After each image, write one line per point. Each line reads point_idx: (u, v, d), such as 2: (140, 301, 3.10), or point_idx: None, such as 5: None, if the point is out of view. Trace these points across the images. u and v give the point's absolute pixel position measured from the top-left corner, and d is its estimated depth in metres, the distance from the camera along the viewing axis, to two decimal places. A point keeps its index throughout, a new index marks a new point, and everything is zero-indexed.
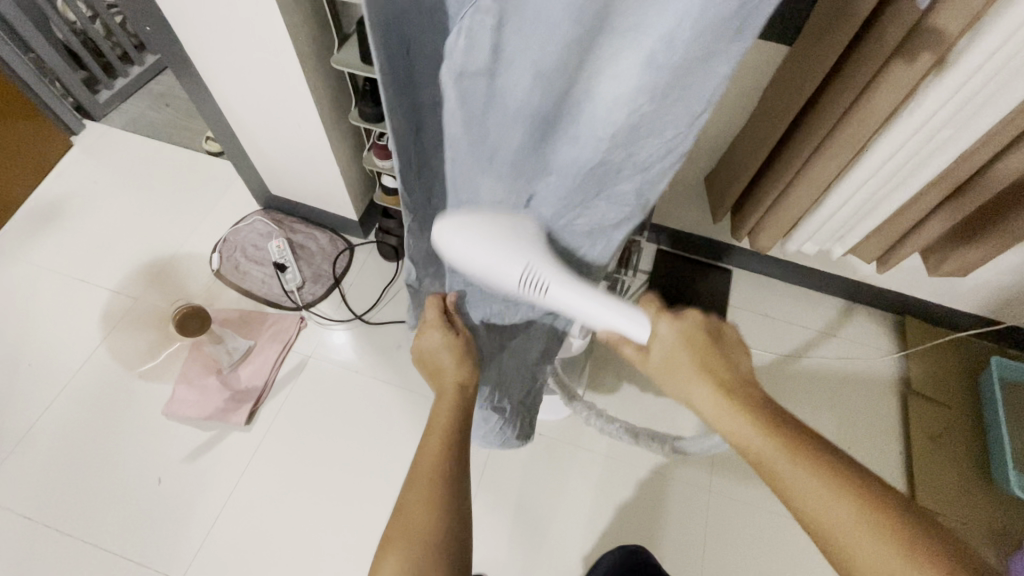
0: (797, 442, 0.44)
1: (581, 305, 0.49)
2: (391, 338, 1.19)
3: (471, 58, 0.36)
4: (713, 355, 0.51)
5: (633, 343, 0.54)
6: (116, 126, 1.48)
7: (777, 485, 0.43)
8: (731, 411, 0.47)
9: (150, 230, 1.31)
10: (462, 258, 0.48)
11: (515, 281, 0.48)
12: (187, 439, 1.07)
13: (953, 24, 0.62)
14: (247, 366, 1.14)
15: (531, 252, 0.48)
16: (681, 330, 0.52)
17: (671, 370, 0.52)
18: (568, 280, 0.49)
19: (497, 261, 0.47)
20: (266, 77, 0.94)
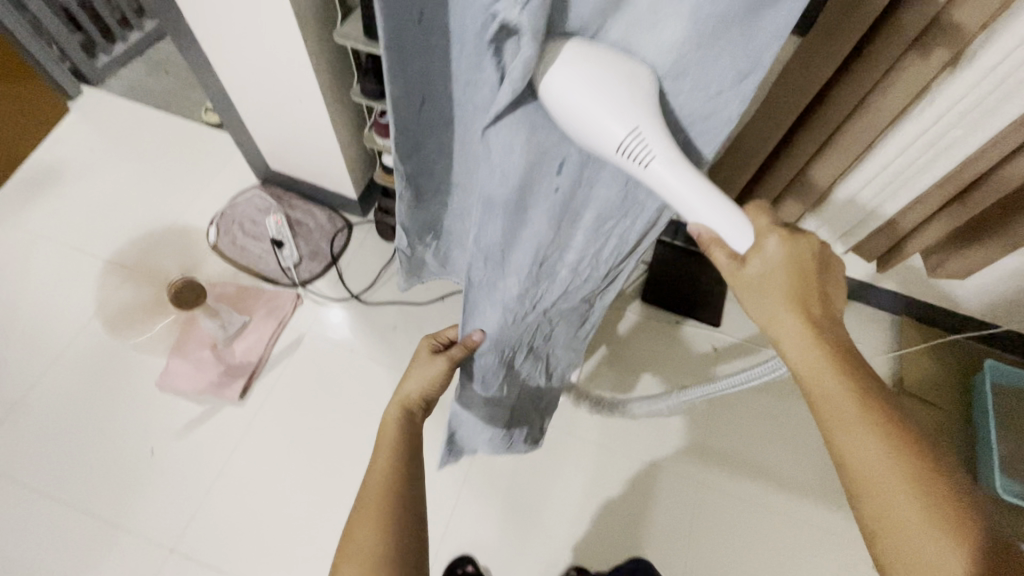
0: (868, 396, 0.45)
1: (681, 191, 0.41)
2: (387, 319, 1.18)
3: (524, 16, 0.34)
4: (813, 290, 0.48)
5: (727, 250, 0.47)
6: (115, 93, 1.46)
7: (833, 430, 0.46)
8: (818, 354, 0.47)
9: (147, 201, 1.29)
10: (566, 97, 0.38)
11: (614, 146, 0.39)
12: (180, 412, 1.08)
13: (970, 21, 0.60)
14: (242, 341, 1.14)
15: (646, 108, 0.39)
16: (789, 250, 0.47)
17: (762, 295, 0.48)
18: (675, 159, 0.40)
19: (599, 113, 0.38)
20: (268, 49, 0.93)
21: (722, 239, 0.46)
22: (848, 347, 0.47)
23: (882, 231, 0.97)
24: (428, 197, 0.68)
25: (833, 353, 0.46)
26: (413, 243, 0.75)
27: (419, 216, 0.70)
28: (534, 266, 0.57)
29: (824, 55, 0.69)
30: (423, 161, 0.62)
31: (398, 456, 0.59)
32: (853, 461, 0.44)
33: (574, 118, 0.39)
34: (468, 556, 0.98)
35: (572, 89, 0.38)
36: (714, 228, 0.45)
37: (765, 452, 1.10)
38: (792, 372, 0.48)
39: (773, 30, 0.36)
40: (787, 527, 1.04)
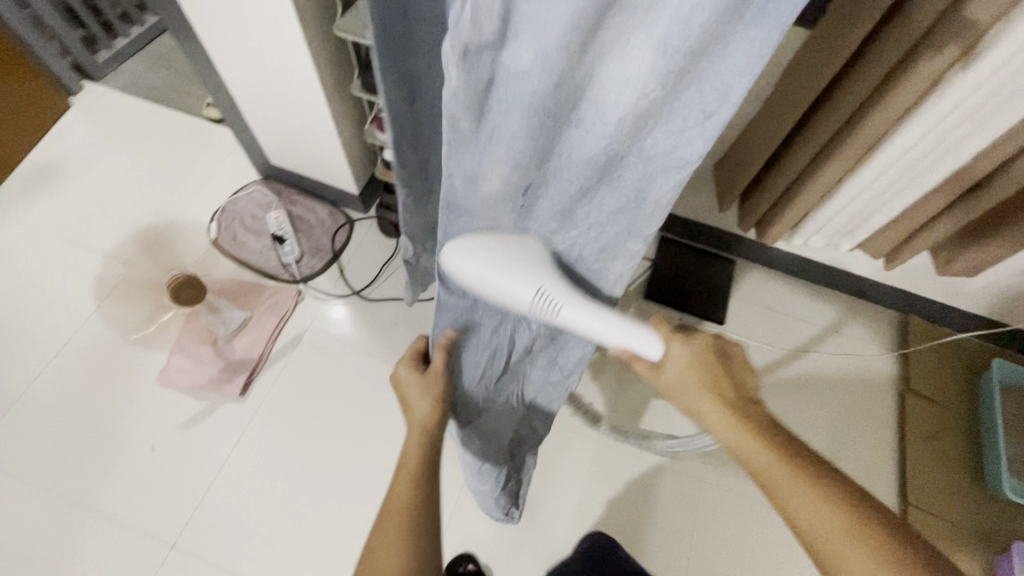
0: (797, 462, 0.46)
1: (591, 327, 0.52)
2: (388, 315, 1.18)
3: (478, 30, 0.32)
4: (721, 375, 0.54)
5: (644, 360, 0.55)
6: (116, 88, 1.45)
7: (776, 500, 0.46)
8: (741, 432, 0.49)
9: (148, 196, 1.29)
10: (475, 281, 0.51)
11: (528, 302, 0.51)
12: (181, 408, 1.07)
13: (986, 14, 0.58)
14: (243, 338, 1.14)
15: (543, 274, 0.51)
16: (691, 348, 0.54)
17: (684, 390, 0.54)
18: (582, 304, 0.52)
19: (505, 286, 0.50)
20: (267, 42, 0.91)
21: (640, 352, 0.54)
22: (769, 422, 0.50)
23: (889, 228, 0.95)
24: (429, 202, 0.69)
25: (753, 426, 0.49)
26: (418, 251, 0.75)
27: (420, 222, 0.71)
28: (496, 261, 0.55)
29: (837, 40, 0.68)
30: (420, 162, 0.63)
31: (420, 483, 0.58)
32: (806, 526, 0.44)
33: (491, 290, 0.51)
34: (468, 554, 0.98)
35: (475, 274, 0.51)
36: (625, 344, 0.53)
37: None
38: (727, 451, 0.50)
39: (736, 68, 0.34)
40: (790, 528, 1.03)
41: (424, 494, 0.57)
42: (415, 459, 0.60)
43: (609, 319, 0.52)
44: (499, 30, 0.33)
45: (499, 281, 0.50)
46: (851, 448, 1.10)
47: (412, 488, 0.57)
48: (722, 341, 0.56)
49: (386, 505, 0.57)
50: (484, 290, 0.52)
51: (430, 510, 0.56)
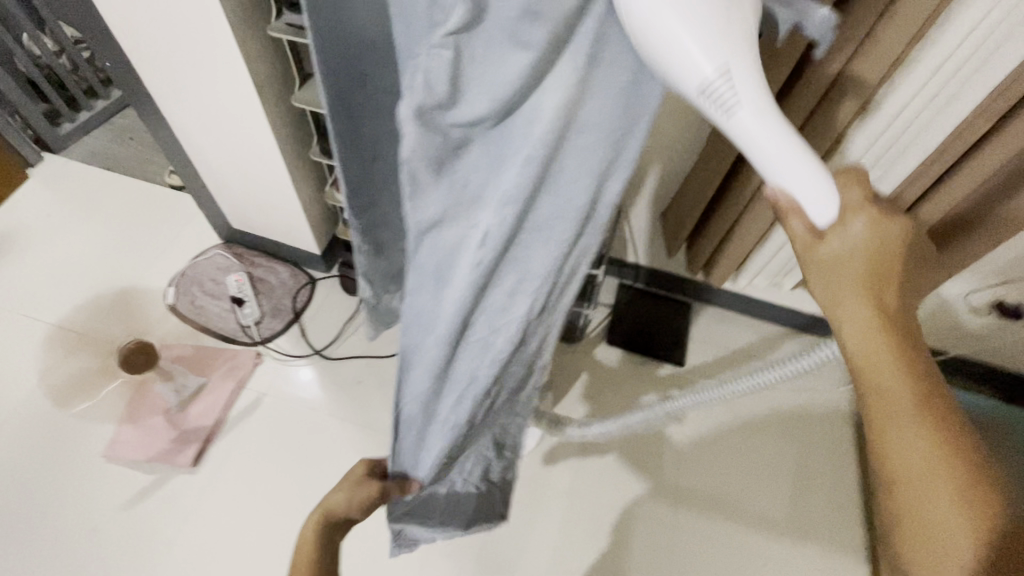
0: (933, 398, 0.38)
1: (760, 144, 0.35)
2: (351, 373, 1.16)
3: (434, 91, 0.36)
4: (894, 275, 0.40)
5: (804, 218, 0.40)
6: (77, 159, 1.46)
7: (876, 421, 0.39)
8: (883, 344, 0.39)
9: (103, 263, 1.27)
10: (649, 19, 0.31)
11: (699, 83, 0.33)
12: (128, 484, 1.01)
13: (873, 73, 0.68)
14: (198, 405, 1.10)
15: (743, 49, 0.33)
16: (874, 227, 0.39)
17: (826, 274, 0.40)
18: (764, 110, 0.34)
19: (693, 43, 0.31)
20: (227, 113, 0.96)
21: (802, 211, 0.39)
22: (920, 344, 0.40)
23: None
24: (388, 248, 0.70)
25: (904, 344, 0.39)
26: (379, 293, 0.75)
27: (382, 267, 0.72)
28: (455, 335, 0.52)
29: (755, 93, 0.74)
30: (379, 216, 0.65)
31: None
32: (897, 455, 0.39)
33: (664, 50, 0.32)
34: None
35: (651, 16, 0.31)
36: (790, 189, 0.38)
37: (738, 490, 1.09)
38: (843, 354, 0.41)
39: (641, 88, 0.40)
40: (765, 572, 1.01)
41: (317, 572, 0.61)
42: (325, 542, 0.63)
43: (798, 152, 0.36)
44: (450, 86, 0.37)
45: (683, 33, 0.31)
46: (818, 483, 1.10)
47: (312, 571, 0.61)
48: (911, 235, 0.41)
49: None
50: (649, 50, 0.32)
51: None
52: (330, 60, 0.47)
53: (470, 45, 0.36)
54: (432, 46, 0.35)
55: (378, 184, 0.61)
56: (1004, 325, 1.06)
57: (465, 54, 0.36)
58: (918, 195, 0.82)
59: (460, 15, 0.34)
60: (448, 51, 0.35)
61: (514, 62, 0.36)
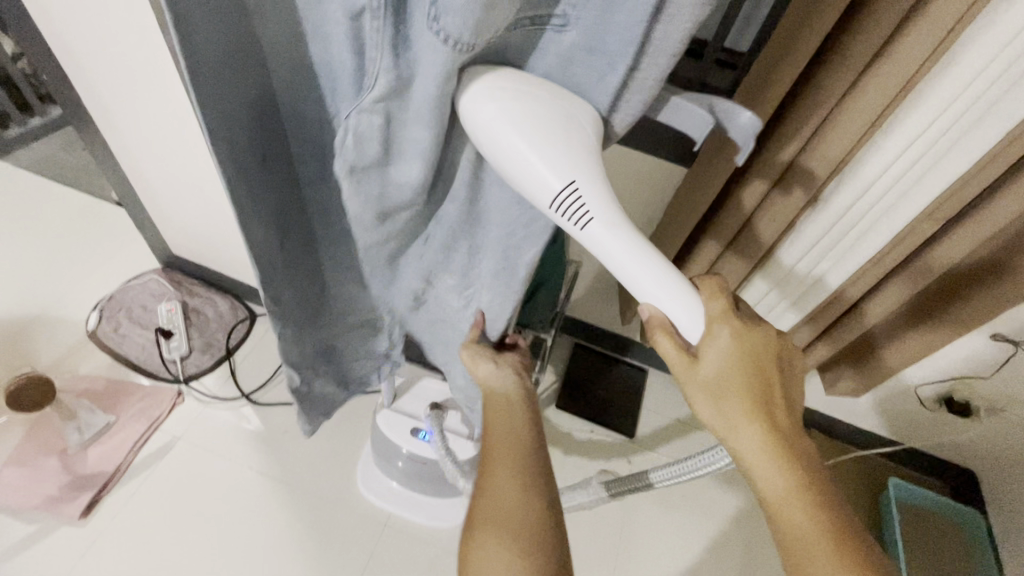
0: (831, 519, 0.39)
1: (613, 253, 0.37)
2: (278, 421, 1.08)
3: (362, 152, 0.36)
4: (771, 388, 0.42)
5: (674, 335, 0.41)
6: (20, 167, 1.39)
7: (788, 550, 0.40)
8: (773, 462, 0.40)
9: (25, 280, 1.18)
10: (494, 148, 0.35)
11: (547, 202, 0.35)
12: (3, 534, 0.90)
13: (821, 167, 0.68)
14: (99, 447, 1.00)
15: (583, 163, 0.34)
16: (742, 340, 0.42)
17: (712, 391, 0.42)
18: (615, 221, 0.36)
19: (535, 164, 0.34)
20: (168, 139, 0.91)
21: (665, 317, 0.40)
22: (813, 462, 0.41)
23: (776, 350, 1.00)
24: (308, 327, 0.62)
25: (797, 464, 0.40)
26: (308, 375, 0.67)
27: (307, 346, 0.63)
28: (408, 312, 0.61)
29: (704, 182, 0.74)
30: (305, 291, 0.57)
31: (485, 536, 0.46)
32: None
33: (511, 165, 0.34)
34: None
35: (492, 130, 0.34)
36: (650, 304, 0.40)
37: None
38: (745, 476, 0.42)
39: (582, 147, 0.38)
40: None
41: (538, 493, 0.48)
42: (514, 519, 0.45)
43: (652, 268, 0.38)
44: (381, 148, 0.36)
45: (519, 152, 0.34)
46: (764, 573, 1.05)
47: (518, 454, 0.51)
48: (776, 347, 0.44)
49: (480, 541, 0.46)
50: (499, 161, 0.35)
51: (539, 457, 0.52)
52: (235, 141, 0.38)
53: (401, 109, 0.34)
54: (359, 108, 0.33)
55: (294, 266, 0.54)
56: (951, 420, 1.05)
57: (392, 116, 0.34)
58: (859, 296, 0.83)
59: (384, 84, 0.32)
60: (378, 116, 0.34)
61: (424, 134, 0.35)
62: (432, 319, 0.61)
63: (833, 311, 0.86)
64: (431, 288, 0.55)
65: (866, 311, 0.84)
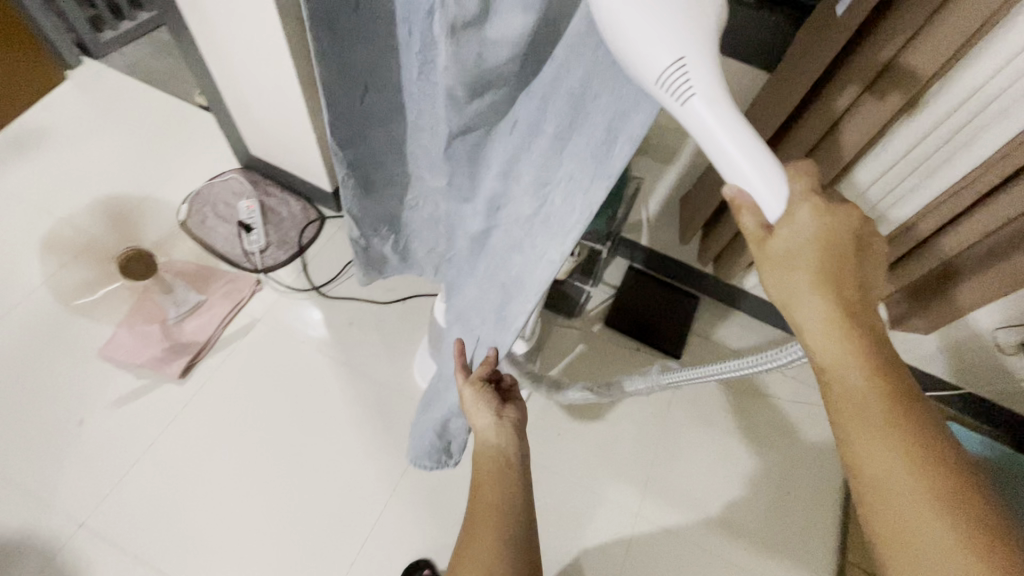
0: (894, 389, 0.41)
1: (715, 132, 0.37)
2: (344, 314, 1.17)
3: (463, 9, 0.39)
4: (849, 269, 0.41)
5: (754, 213, 0.41)
6: (114, 68, 1.47)
7: (839, 418, 0.42)
8: (837, 333, 0.41)
9: (125, 172, 1.29)
10: (610, 25, 0.35)
11: (655, 79, 0.35)
12: (118, 384, 1.05)
13: (926, 64, 0.61)
14: (193, 321, 1.13)
15: (696, 43, 0.35)
16: (827, 219, 0.40)
17: (787, 269, 0.42)
18: (717, 99, 0.36)
19: (648, 40, 0.34)
20: (248, 33, 0.94)
21: (753, 196, 0.40)
22: (878, 337, 0.42)
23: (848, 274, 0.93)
24: (377, 189, 0.69)
25: (863, 339, 0.41)
26: (368, 235, 0.74)
27: (373, 211, 0.71)
28: (476, 232, 0.62)
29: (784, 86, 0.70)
30: (373, 151, 0.64)
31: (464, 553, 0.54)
32: (863, 456, 0.41)
33: (623, 39, 0.35)
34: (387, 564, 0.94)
35: (613, 8, 0.34)
36: (740, 177, 0.39)
37: (711, 492, 1.08)
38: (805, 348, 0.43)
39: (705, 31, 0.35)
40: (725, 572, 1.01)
41: (513, 556, 0.54)
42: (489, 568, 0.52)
43: (757, 149, 0.38)
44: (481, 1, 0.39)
45: (634, 25, 0.34)
46: (795, 494, 1.08)
47: (501, 498, 0.58)
48: (864, 232, 0.43)
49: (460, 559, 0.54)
50: (613, 40, 0.36)
51: (518, 502, 0.59)
52: None
53: None
54: None
55: (370, 125, 0.60)
56: None
57: None
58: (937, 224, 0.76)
59: None
60: None
61: None
62: (491, 251, 0.62)
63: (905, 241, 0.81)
64: (498, 198, 0.56)
65: (937, 244, 0.79)
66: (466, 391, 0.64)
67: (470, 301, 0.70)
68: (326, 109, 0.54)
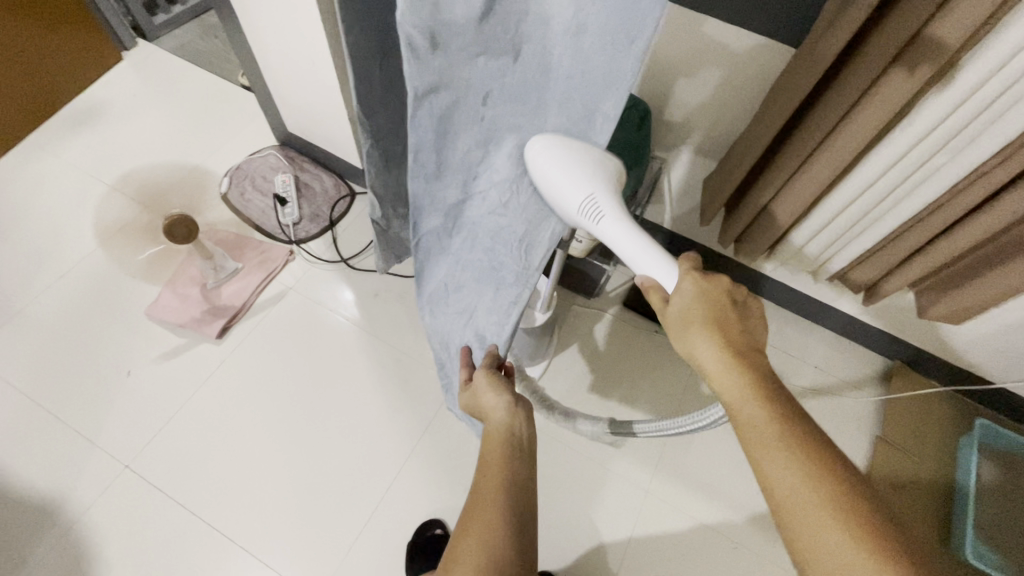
0: (789, 419, 0.43)
1: (622, 245, 0.51)
2: (370, 286, 1.21)
3: None
4: (732, 319, 0.49)
5: (657, 293, 0.52)
6: (166, 50, 1.55)
7: (751, 453, 0.43)
8: (731, 369, 0.46)
9: (172, 146, 1.38)
10: (543, 174, 0.48)
11: (576, 207, 0.49)
12: (161, 341, 1.13)
13: (955, 31, 0.53)
14: (230, 286, 1.20)
15: (602, 180, 0.48)
16: (704, 286, 0.50)
17: (684, 327, 0.49)
18: (622, 217, 0.50)
19: (571, 185, 0.47)
20: (287, 14, 0.98)
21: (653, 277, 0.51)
22: (766, 373, 0.47)
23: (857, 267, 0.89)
24: (388, 162, 0.70)
25: (751, 373, 0.46)
26: (388, 214, 0.78)
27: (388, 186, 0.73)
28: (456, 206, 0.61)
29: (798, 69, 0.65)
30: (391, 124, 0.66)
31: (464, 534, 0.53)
32: (772, 486, 0.41)
33: (553, 187, 0.48)
34: (401, 521, 0.99)
35: (546, 168, 0.48)
36: (644, 269, 0.51)
37: (722, 475, 1.08)
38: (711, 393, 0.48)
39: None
40: (732, 554, 1.02)
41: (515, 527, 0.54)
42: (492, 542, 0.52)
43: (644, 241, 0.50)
44: None
45: (566, 180, 0.46)
46: None
47: (504, 477, 0.58)
48: (737, 295, 0.51)
49: (459, 532, 0.54)
50: (545, 186, 0.49)
51: (517, 484, 0.58)
52: None
53: None
54: None
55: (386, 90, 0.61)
56: None
57: None
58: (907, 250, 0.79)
59: None
60: None
61: None
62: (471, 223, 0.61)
63: (891, 254, 0.82)
64: (479, 164, 0.56)
65: (889, 282, 0.87)
66: (478, 376, 0.62)
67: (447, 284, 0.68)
68: (352, 82, 0.56)
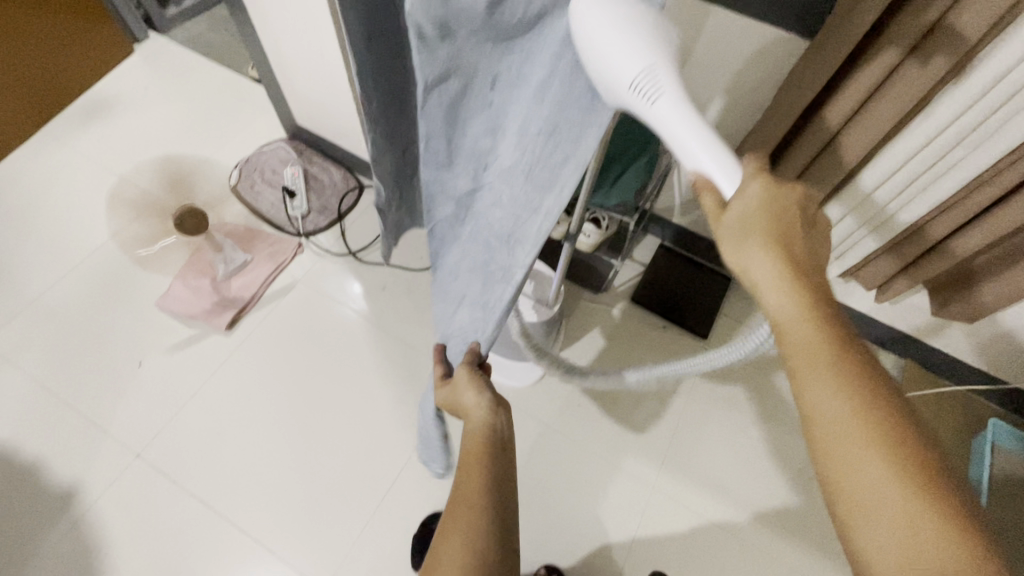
0: (841, 344, 0.40)
1: (678, 132, 0.40)
2: (378, 279, 1.22)
3: None
4: (796, 229, 0.42)
5: (713, 193, 0.42)
6: (177, 42, 1.56)
7: (795, 375, 0.41)
8: (790, 287, 0.41)
9: (183, 138, 1.38)
10: (585, 38, 0.38)
11: (626, 83, 0.38)
12: (172, 332, 1.15)
13: (973, 26, 0.56)
14: (239, 279, 1.21)
15: (661, 48, 0.38)
16: (771, 189, 0.42)
17: (741, 237, 0.42)
18: (681, 99, 0.39)
19: (620, 51, 0.37)
20: (296, 6, 0.98)
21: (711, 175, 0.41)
22: (824, 293, 0.42)
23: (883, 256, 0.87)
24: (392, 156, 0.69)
25: (808, 291, 0.41)
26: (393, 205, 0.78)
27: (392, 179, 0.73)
28: (464, 196, 0.61)
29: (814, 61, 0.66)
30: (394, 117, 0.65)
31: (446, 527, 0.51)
32: (812, 407, 0.39)
33: (598, 54, 0.37)
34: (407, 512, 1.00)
35: (594, 29, 0.37)
36: (704, 164, 0.41)
37: (728, 472, 1.08)
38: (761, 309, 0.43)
39: None
40: (738, 551, 1.01)
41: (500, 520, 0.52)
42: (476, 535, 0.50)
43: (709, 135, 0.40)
44: None
45: (615, 41, 0.37)
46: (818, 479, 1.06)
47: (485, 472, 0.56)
48: (811, 207, 0.44)
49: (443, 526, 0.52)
50: (587, 54, 0.38)
51: (506, 480, 0.57)
52: None
53: None
54: None
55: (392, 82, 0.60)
56: None
57: None
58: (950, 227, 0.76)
59: None
60: None
61: None
62: (476, 213, 0.61)
63: (938, 230, 0.77)
64: (485, 157, 0.55)
65: (949, 252, 0.78)
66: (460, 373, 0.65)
67: (455, 270, 0.69)
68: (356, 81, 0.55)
